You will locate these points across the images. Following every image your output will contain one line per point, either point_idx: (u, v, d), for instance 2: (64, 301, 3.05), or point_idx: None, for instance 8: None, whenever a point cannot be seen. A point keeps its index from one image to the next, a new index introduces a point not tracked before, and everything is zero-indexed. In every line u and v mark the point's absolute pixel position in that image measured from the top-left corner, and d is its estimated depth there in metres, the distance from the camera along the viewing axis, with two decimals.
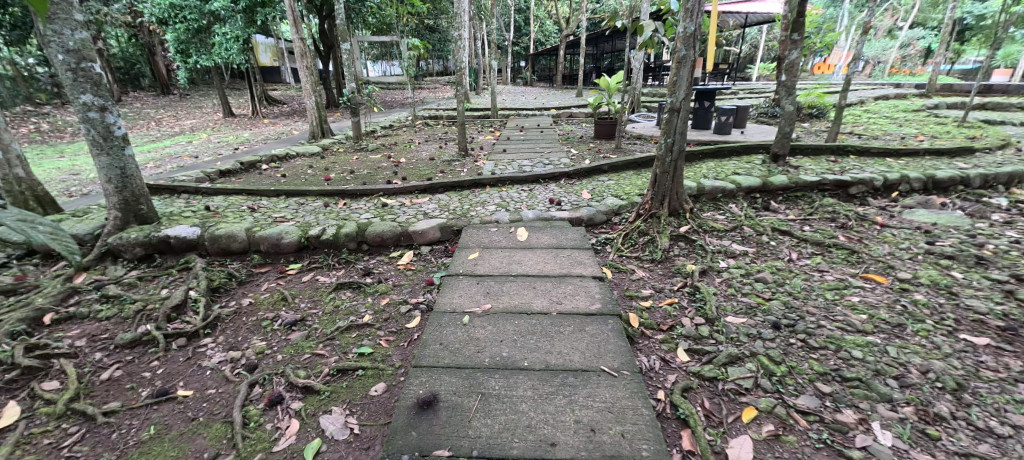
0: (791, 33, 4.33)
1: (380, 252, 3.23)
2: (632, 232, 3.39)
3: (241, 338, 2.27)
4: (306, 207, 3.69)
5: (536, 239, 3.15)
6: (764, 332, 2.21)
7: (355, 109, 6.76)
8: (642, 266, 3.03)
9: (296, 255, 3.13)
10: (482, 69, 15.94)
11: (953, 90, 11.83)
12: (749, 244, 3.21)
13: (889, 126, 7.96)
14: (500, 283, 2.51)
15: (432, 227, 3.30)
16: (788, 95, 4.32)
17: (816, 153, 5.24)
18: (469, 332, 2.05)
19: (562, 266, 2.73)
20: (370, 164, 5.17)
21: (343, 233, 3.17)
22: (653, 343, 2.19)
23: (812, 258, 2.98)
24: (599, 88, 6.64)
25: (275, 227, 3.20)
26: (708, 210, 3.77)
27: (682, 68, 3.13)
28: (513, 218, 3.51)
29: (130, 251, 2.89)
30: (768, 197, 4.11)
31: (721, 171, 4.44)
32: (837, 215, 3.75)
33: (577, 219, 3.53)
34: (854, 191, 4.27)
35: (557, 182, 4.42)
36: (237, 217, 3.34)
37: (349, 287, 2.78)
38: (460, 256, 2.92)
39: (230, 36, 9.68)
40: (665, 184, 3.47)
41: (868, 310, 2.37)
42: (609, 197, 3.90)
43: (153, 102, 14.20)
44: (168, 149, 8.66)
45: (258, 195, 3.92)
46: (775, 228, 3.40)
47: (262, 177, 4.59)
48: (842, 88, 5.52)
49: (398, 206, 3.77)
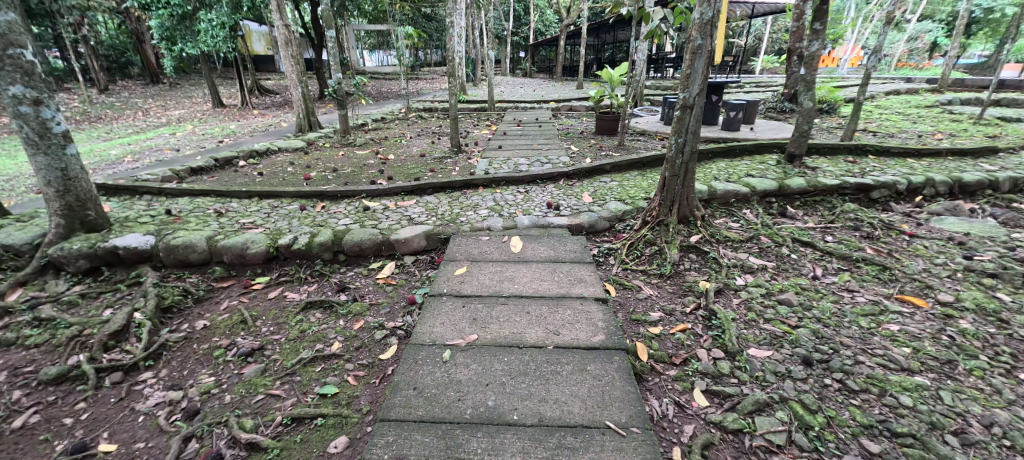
0: (814, 22, 3.96)
1: (358, 263, 2.92)
2: (637, 241, 3.08)
3: (186, 373, 1.95)
4: (280, 210, 3.36)
5: (532, 250, 2.83)
6: (794, 370, 1.91)
7: (343, 100, 6.35)
8: (649, 282, 2.72)
9: (264, 267, 2.81)
10: (480, 59, 15.52)
11: (965, 85, 11.48)
12: (768, 257, 2.90)
13: (903, 123, 7.62)
14: (488, 306, 2.20)
15: (417, 235, 2.98)
16: (807, 90, 3.98)
17: (832, 152, 4.91)
18: (449, 372, 1.73)
19: (560, 284, 2.41)
20: (356, 161, 4.83)
21: (317, 242, 2.85)
22: (665, 382, 1.89)
23: (839, 275, 2.67)
24: (602, 81, 6.28)
25: (241, 234, 2.87)
26: (720, 217, 3.45)
27: (698, 58, 2.78)
28: (507, 226, 3.18)
29: (73, 264, 2.56)
30: (784, 201, 3.79)
31: (732, 172, 4.11)
32: (860, 223, 3.45)
33: (577, 227, 3.22)
34: (877, 196, 3.96)
35: (556, 183, 4.10)
36: (201, 223, 3.02)
37: (320, 306, 2.46)
38: (446, 270, 2.59)
39: (216, 23, 9.24)
40: (674, 188, 3.15)
41: (910, 342, 2.07)
42: (612, 201, 3.57)
43: (140, 91, 13.75)
44: (148, 141, 8.26)
45: (228, 196, 3.59)
46: (795, 238, 3.09)
47: (237, 175, 4.24)
48: (861, 83, 5.17)
49: (381, 210, 3.45)
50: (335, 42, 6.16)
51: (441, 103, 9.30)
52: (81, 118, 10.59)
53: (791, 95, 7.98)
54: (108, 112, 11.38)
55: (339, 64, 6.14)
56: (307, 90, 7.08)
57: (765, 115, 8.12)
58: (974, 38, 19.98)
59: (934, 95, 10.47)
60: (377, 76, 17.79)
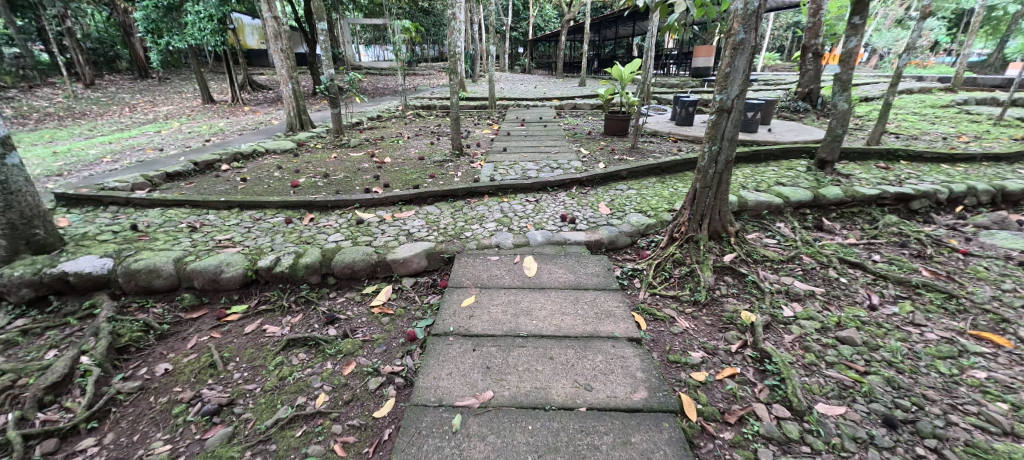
0: (852, 14, 3.59)
1: (350, 287, 2.57)
2: (665, 261, 2.75)
3: (135, 441, 1.60)
4: (263, 223, 3.00)
5: (548, 273, 2.48)
6: (877, 436, 1.57)
7: (335, 97, 5.94)
8: (683, 312, 2.39)
9: (242, 293, 2.45)
10: (479, 55, 15.09)
11: (977, 84, 11.37)
12: (815, 281, 2.56)
13: (922, 124, 7.31)
14: (503, 349, 1.85)
15: (417, 254, 2.64)
16: (842, 90, 3.66)
17: (861, 157, 4.59)
18: (460, 449, 1.39)
19: (585, 318, 2.07)
20: (350, 164, 4.47)
21: (302, 264, 2.49)
22: (722, 450, 1.55)
23: (899, 305, 2.35)
24: (611, 78, 5.91)
25: (215, 255, 2.51)
26: (753, 231, 3.12)
27: (739, 55, 2.42)
28: (518, 242, 2.82)
29: (14, 293, 2.19)
30: (818, 212, 3.46)
31: (760, 180, 3.78)
32: (905, 239, 3.13)
33: (596, 243, 2.87)
34: (917, 206, 3.64)
35: (568, 191, 3.75)
36: (170, 241, 2.66)
37: (303, 343, 2.11)
38: (451, 300, 2.24)
39: (203, 15, 8.79)
40: (706, 201, 2.81)
41: (1006, 395, 1.74)
42: (633, 213, 3.24)
43: (128, 85, 13.27)
44: (131, 140, 7.84)
45: (204, 207, 3.21)
46: (842, 258, 2.76)
47: (217, 181, 3.85)
48: (890, 82, 4.83)
49: (376, 223, 3.10)
50: (326, 36, 5.74)
51: (440, 101, 8.91)
52: (65, 115, 10.15)
53: (804, 94, 7.70)
54: (94, 108, 10.93)
55: (331, 59, 5.72)
56: (298, 87, 6.70)
57: (778, 114, 7.81)
58: (977, 35, 19.69)
59: (947, 95, 10.14)
60: (373, 72, 17.34)
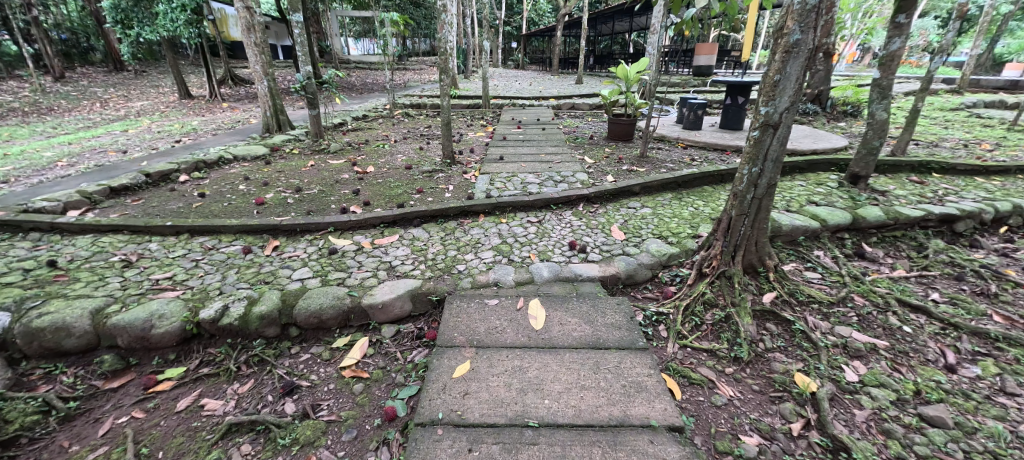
0: (896, 13, 3.12)
1: (316, 340, 2.11)
2: (694, 302, 2.32)
3: None
4: (216, 255, 2.52)
5: (558, 325, 2.03)
6: None
7: (314, 97, 5.38)
8: (723, 373, 1.96)
9: (181, 351, 1.98)
10: (472, 49, 14.55)
11: (980, 86, 11.15)
12: (875, 331, 2.15)
13: (935, 129, 6.98)
14: (508, 450, 1.40)
15: (399, 297, 2.19)
16: (882, 98, 3.26)
17: (891, 169, 4.21)
18: None
19: (610, 395, 1.63)
20: (328, 175, 3.98)
21: (255, 314, 2.02)
22: None
23: (982, 366, 1.95)
24: (615, 78, 5.44)
25: (146, 303, 2.03)
26: (790, 262, 2.70)
27: (793, 59, 1.99)
28: (520, 279, 2.37)
29: None
30: (858, 236, 3.06)
31: (789, 198, 3.39)
32: (963, 271, 2.73)
33: (611, 279, 2.44)
34: (962, 228, 3.26)
35: (574, 209, 3.33)
36: (93, 282, 2.17)
37: (249, 429, 1.64)
38: (441, 366, 1.78)
39: (175, 5, 8.15)
40: (742, 231, 2.39)
41: None
42: (651, 239, 2.81)
43: (102, 79, 12.49)
44: (95, 140, 7.22)
45: (146, 232, 2.71)
46: (900, 300, 2.35)
47: (170, 196, 3.34)
48: (921, 85, 4.43)
49: (354, 252, 2.64)
50: (302, 29, 5.16)
51: (431, 99, 8.39)
52: (29, 110, 9.44)
53: (813, 95, 7.30)
54: (62, 102, 10.21)
55: (308, 55, 5.14)
56: (275, 84, 6.14)
57: None
58: None
59: (953, 97, 9.86)
60: (361, 66, 16.65)
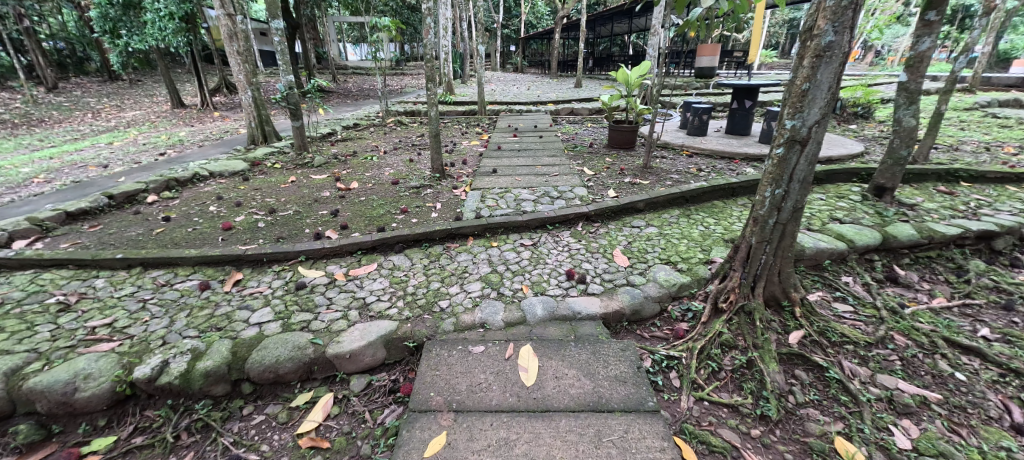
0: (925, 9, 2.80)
1: (273, 397, 1.82)
2: (711, 342, 2.02)
3: None
4: (167, 293, 2.23)
5: (553, 379, 1.74)
6: None
7: (297, 107, 5.08)
8: (748, 435, 1.66)
9: (112, 415, 1.70)
10: (470, 54, 14.28)
11: (991, 84, 10.84)
12: (923, 380, 1.85)
13: (951, 131, 6.65)
14: None
15: (370, 345, 1.90)
16: (910, 104, 2.96)
17: (915, 177, 3.89)
18: None
19: None
20: (307, 192, 3.71)
21: (200, 370, 1.74)
22: None
23: None
24: (615, 82, 5.13)
25: (72, 360, 1.74)
26: (816, 292, 2.40)
27: (829, 64, 1.69)
28: (511, 320, 2.07)
29: None
30: (888, 257, 2.75)
31: (809, 215, 3.09)
32: (1012, 298, 2.41)
33: (613, 316, 2.15)
34: (1002, 246, 2.92)
35: (573, 229, 3.03)
36: (19, 332, 1.90)
37: None
38: (413, 440, 1.49)
39: (163, 13, 7.87)
40: (762, 259, 2.09)
41: None
42: (659, 265, 2.51)
43: (96, 89, 12.26)
44: (77, 154, 6.95)
45: (94, 267, 2.44)
46: (949, 340, 2.04)
47: (132, 221, 3.07)
48: (946, 87, 4.10)
49: (325, 286, 2.34)
50: (283, 36, 4.88)
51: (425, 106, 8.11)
52: (18, 122, 9.20)
53: None
54: (52, 114, 9.98)
55: (289, 64, 4.87)
56: (261, 94, 5.86)
57: None
58: None
59: (964, 96, 9.53)
60: (358, 72, 16.40)
